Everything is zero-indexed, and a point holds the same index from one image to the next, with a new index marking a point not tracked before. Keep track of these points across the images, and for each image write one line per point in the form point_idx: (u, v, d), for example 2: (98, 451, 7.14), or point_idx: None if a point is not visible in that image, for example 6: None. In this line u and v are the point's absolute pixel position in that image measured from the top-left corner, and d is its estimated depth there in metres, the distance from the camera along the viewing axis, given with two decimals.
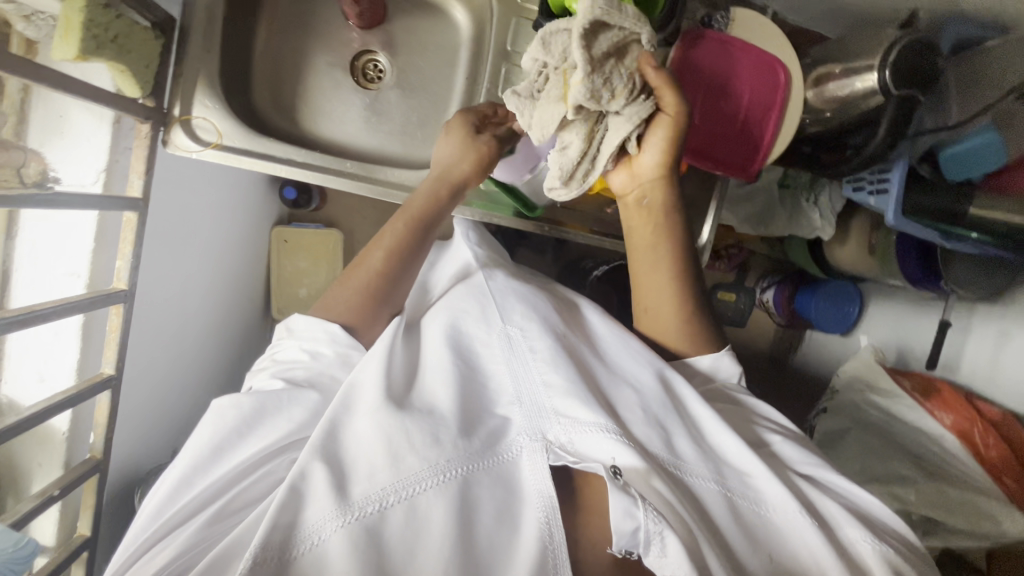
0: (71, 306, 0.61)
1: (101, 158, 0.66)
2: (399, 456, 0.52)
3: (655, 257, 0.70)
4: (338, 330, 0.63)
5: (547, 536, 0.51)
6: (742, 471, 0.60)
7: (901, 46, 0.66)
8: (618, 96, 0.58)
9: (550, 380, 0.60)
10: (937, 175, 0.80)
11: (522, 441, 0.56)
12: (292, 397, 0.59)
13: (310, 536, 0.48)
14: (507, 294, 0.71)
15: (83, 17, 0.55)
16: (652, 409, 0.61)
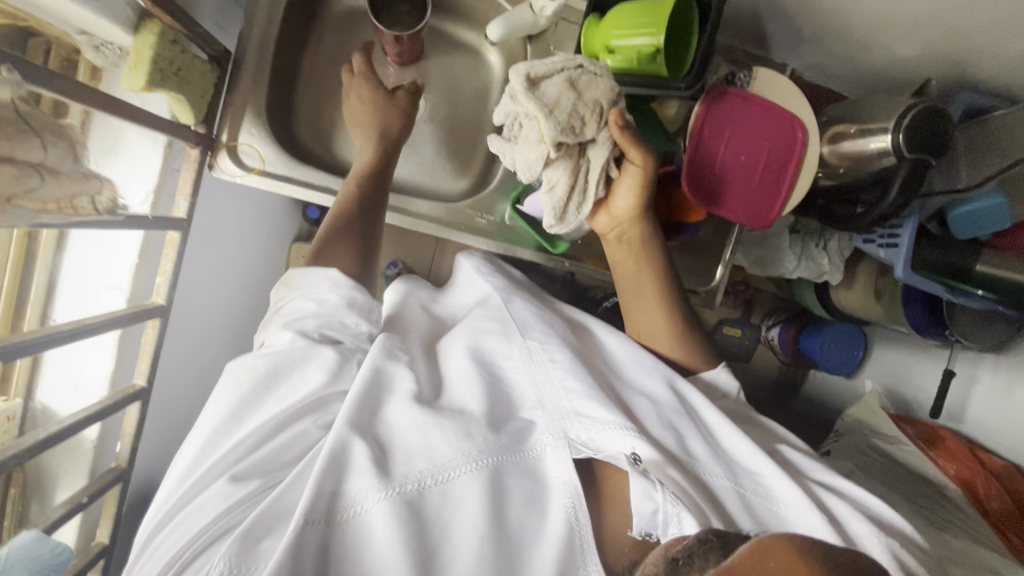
0: (116, 320, 0.64)
1: (150, 179, 0.70)
2: (433, 443, 0.55)
3: (642, 284, 0.71)
4: (337, 274, 0.63)
5: (574, 518, 0.53)
6: (755, 472, 0.62)
7: (914, 112, 0.69)
8: (589, 122, 0.63)
9: (570, 385, 0.63)
10: (944, 233, 0.85)
11: (545, 438, 0.59)
12: (305, 352, 0.58)
13: (354, 505, 0.50)
14: (526, 315, 0.72)
15: (152, 52, 0.60)
16: (665, 414, 0.64)
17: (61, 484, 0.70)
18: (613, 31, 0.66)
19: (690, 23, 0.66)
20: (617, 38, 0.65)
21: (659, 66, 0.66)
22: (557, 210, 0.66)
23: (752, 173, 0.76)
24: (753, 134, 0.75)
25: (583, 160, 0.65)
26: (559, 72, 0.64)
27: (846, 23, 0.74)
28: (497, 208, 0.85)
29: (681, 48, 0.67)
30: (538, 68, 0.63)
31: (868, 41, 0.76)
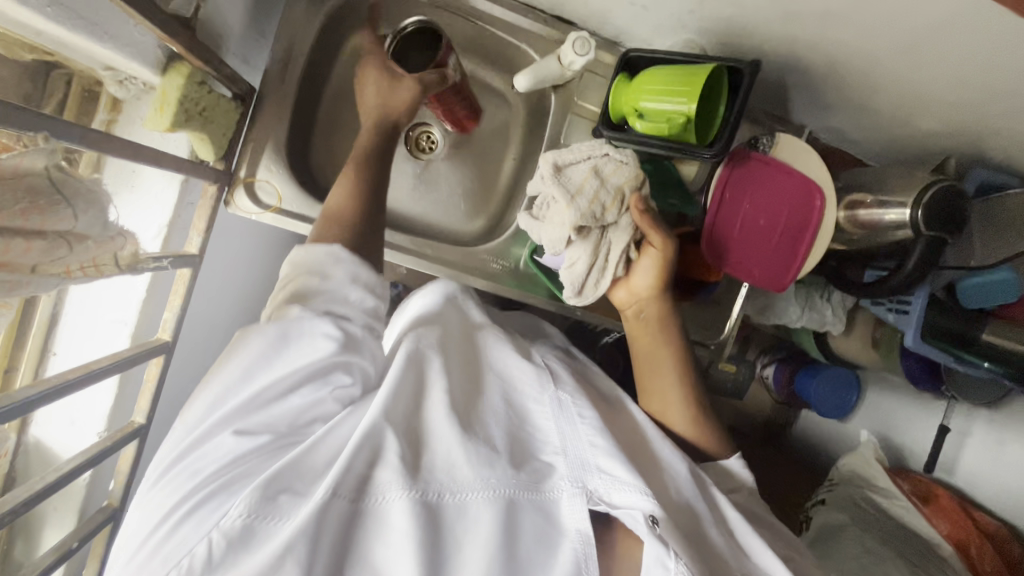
0: (124, 361, 0.61)
1: (164, 214, 0.68)
2: (459, 463, 0.55)
3: (658, 360, 0.69)
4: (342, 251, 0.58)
5: (582, 562, 0.54)
6: (758, 558, 0.61)
7: (934, 191, 0.70)
8: (611, 208, 0.65)
9: (595, 441, 0.60)
10: (953, 301, 0.87)
11: (563, 483, 0.58)
12: (312, 326, 0.53)
13: (376, 494, 0.52)
14: (557, 368, 0.69)
15: (179, 94, 0.59)
16: (684, 495, 0.61)
17: (50, 524, 0.68)
18: (644, 93, 0.66)
19: (720, 95, 0.66)
20: (649, 101, 0.66)
21: (687, 134, 0.66)
22: (575, 286, 0.68)
23: (771, 238, 0.76)
24: (772, 200, 0.75)
25: (606, 241, 0.67)
26: (587, 159, 0.66)
27: (871, 99, 0.75)
28: (513, 252, 0.84)
29: (710, 118, 0.67)
30: (565, 156, 0.66)
31: (890, 116, 0.77)
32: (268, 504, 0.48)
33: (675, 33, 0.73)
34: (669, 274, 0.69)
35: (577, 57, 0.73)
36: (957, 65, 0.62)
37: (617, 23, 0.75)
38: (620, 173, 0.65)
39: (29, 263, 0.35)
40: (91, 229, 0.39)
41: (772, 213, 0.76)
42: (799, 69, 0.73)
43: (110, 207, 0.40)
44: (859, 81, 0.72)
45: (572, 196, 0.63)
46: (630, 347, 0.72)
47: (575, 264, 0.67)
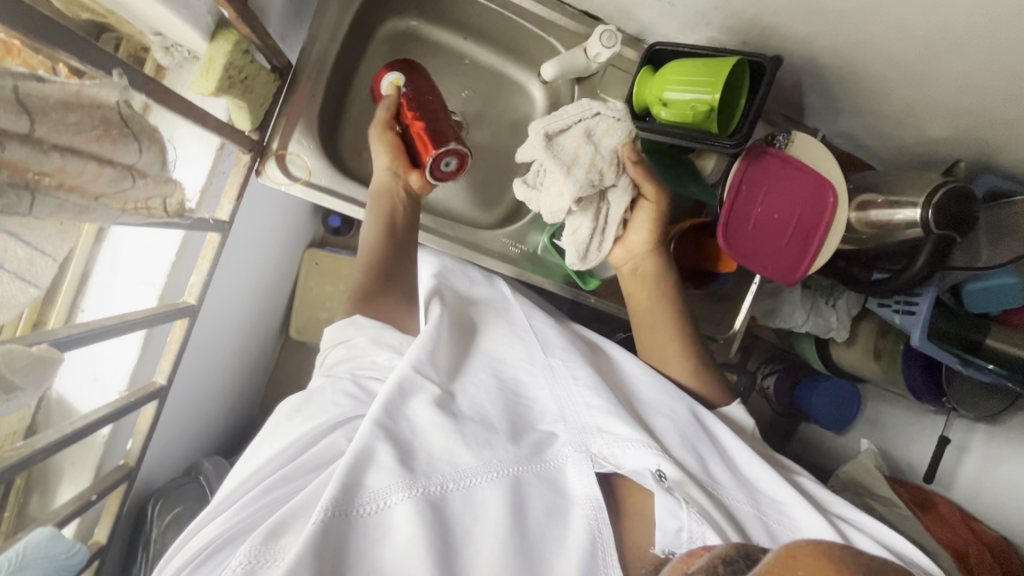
0: (151, 318, 0.62)
1: (200, 178, 0.70)
2: (456, 448, 0.53)
3: (660, 319, 0.73)
4: (361, 318, 0.65)
5: (596, 529, 0.53)
6: (775, 498, 0.61)
7: (944, 190, 0.72)
8: (608, 172, 0.67)
9: (592, 401, 0.61)
10: (958, 304, 0.90)
11: (566, 451, 0.58)
12: (334, 387, 0.59)
13: (374, 500, 0.48)
14: (546, 328, 0.70)
15: (225, 61, 0.61)
16: (687, 435, 0.63)
17: (65, 480, 0.70)
18: (668, 85, 0.69)
19: (742, 88, 0.69)
20: (673, 92, 0.68)
21: (709, 124, 0.68)
22: (579, 253, 0.72)
23: (784, 232, 0.78)
24: (787, 194, 0.77)
25: (604, 204, 0.71)
26: (578, 121, 0.69)
27: (885, 104, 0.77)
28: (530, 237, 0.86)
29: (732, 111, 0.70)
30: (554, 124, 0.69)
31: (902, 121, 0.80)
32: (281, 533, 0.46)
33: (698, 30, 0.76)
34: (661, 224, 0.73)
35: (604, 49, 0.76)
36: (970, 70, 0.65)
37: (642, 19, 0.77)
38: (615, 134, 0.68)
39: (96, 192, 0.36)
40: (150, 168, 0.40)
41: (787, 207, 0.77)
42: (817, 71, 0.76)
43: (167, 151, 0.42)
44: (874, 85, 0.74)
45: (568, 167, 0.66)
46: (629, 305, 0.76)
47: (575, 233, 0.71)
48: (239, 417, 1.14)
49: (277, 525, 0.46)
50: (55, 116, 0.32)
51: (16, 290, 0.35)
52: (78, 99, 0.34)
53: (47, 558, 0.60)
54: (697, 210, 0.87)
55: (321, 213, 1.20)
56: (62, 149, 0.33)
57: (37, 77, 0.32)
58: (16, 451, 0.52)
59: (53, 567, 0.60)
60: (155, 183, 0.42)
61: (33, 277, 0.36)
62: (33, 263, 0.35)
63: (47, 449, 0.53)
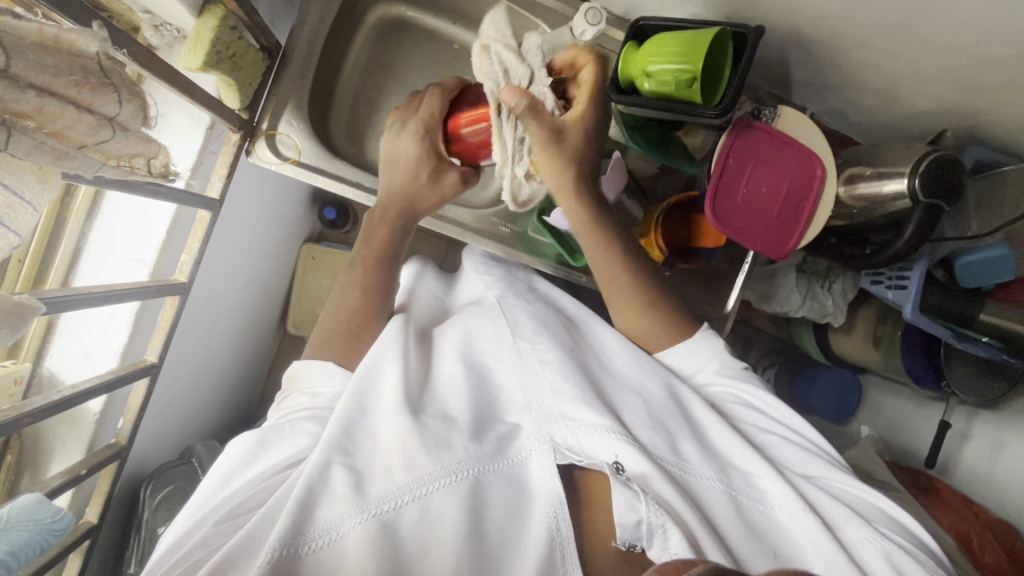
0: (142, 290, 0.62)
1: (190, 158, 0.71)
2: (412, 457, 0.55)
3: (619, 280, 0.72)
4: (332, 366, 0.66)
5: (554, 526, 0.54)
6: (747, 473, 0.62)
7: (930, 159, 0.72)
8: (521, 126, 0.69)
9: (558, 388, 0.64)
10: (949, 280, 0.88)
11: (530, 443, 0.60)
12: (295, 426, 0.60)
13: (326, 533, 0.51)
14: (517, 312, 0.74)
15: (212, 35, 0.63)
16: (657, 415, 0.64)
17: (57, 457, 0.70)
18: (652, 57, 0.69)
19: (725, 58, 0.69)
20: (655, 63, 0.69)
21: (694, 94, 0.69)
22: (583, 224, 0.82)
23: (771, 207, 0.78)
24: (774, 167, 0.77)
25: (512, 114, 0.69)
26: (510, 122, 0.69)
27: (871, 75, 0.78)
28: (521, 218, 0.87)
29: (716, 82, 0.71)
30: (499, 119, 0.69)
31: (890, 92, 0.80)
32: (226, 572, 0.48)
33: (682, 6, 0.76)
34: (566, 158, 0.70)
35: (589, 27, 0.77)
36: (949, 35, 0.66)
37: None
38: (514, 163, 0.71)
39: (77, 140, 0.38)
40: (131, 121, 0.42)
41: (775, 180, 0.78)
42: (801, 42, 0.76)
43: (147, 107, 0.44)
44: (858, 57, 0.75)
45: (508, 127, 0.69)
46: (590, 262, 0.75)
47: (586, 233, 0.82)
48: (235, 411, 1.13)
49: (224, 560, 0.48)
50: (32, 56, 0.34)
51: None
52: (58, 44, 0.36)
53: (31, 522, 0.57)
54: (686, 188, 0.87)
55: (317, 206, 1.20)
56: (39, 90, 0.34)
57: (17, 19, 0.34)
58: (3, 413, 0.52)
59: (39, 531, 0.58)
60: (137, 136, 0.44)
61: (12, 223, 0.36)
62: (13, 209, 0.35)
63: (35, 413, 0.54)
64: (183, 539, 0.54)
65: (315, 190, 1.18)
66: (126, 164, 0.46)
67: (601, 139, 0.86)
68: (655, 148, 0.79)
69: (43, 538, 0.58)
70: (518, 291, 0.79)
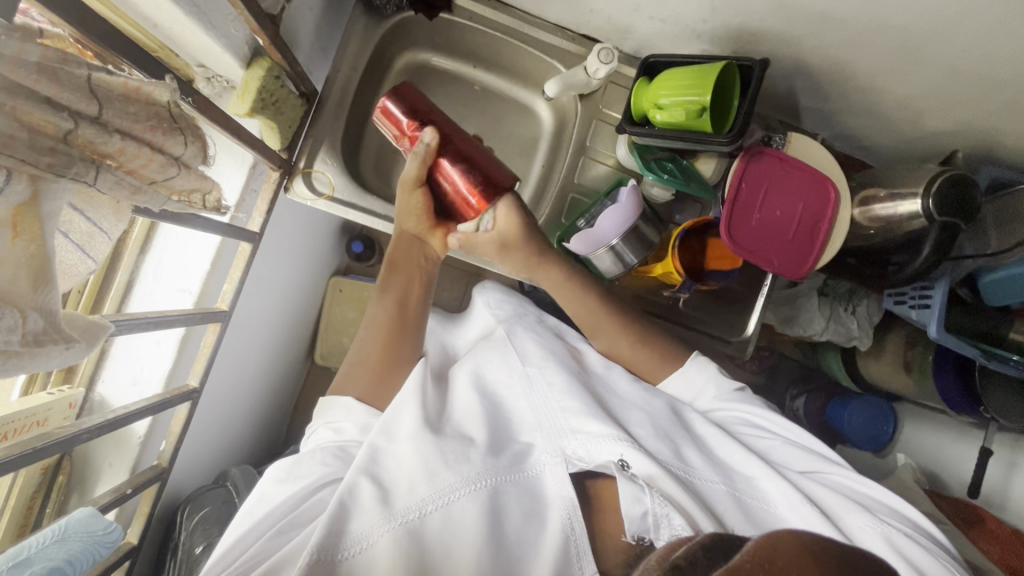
0: (188, 317, 0.67)
1: (233, 194, 0.76)
2: (433, 471, 0.57)
3: (601, 311, 0.77)
4: (351, 401, 0.67)
5: (569, 526, 0.55)
6: (748, 475, 0.62)
7: (940, 180, 0.74)
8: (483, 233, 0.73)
9: (566, 405, 0.65)
10: (976, 298, 0.88)
11: (543, 458, 0.61)
12: (316, 455, 0.62)
13: (358, 543, 0.53)
14: (526, 343, 0.76)
15: (258, 85, 0.69)
16: (661, 425, 0.65)
17: (101, 478, 0.73)
18: (662, 91, 0.73)
19: (733, 89, 0.73)
20: (666, 96, 0.73)
21: (704, 124, 0.73)
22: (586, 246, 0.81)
23: (787, 230, 0.80)
24: (788, 191, 0.80)
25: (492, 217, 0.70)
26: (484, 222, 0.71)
27: (879, 100, 0.80)
28: None
29: (725, 112, 0.74)
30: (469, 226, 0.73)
31: (898, 116, 0.82)
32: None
33: (691, 43, 0.81)
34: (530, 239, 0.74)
35: (602, 65, 0.81)
36: (950, 58, 0.68)
37: (637, 35, 0.84)
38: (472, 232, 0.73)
39: (148, 176, 0.43)
40: (193, 160, 0.47)
41: (790, 203, 0.80)
42: (806, 73, 0.80)
43: (206, 148, 0.49)
44: (861, 84, 0.78)
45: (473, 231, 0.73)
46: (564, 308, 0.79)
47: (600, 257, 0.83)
48: (266, 440, 1.16)
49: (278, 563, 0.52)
50: (118, 105, 0.39)
51: (76, 260, 0.41)
52: (138, 94, 0.41)
53: (86, 535, 0.60)
54: (701, 214, 0.90)
55: (345, 240, 1.25)
56: (122, 134, 0.39)
57: (108, 73, 0.40)
58: (63, 430, 0.57)
59: (92, 544, 0.61)
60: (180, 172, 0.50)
61: (91, 251, 0.42)
62: (92, 238, 0.42)
63: (91, 429, 0.59)
64: (237, 547, 0.56)
65: (344, 226, 1.24)
66: (186, 199, 0.51)
67: (617, 169, 0.90)
68: (670, 175, 0.81)
69: (95, 550, 0.61)
70: (527, 323, 0.81)
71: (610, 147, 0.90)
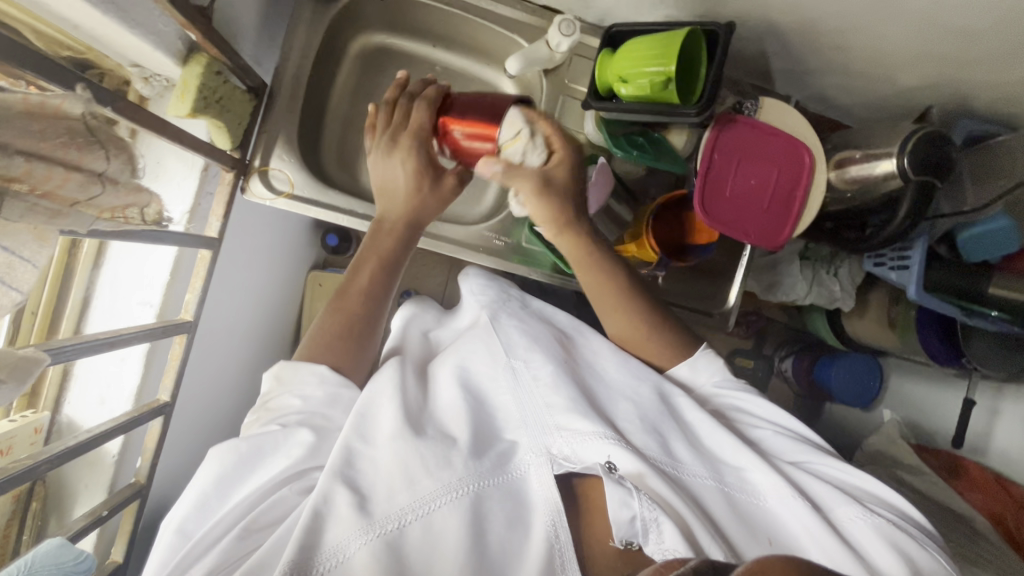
0: (149, 331, 0.65)
1: (187, 200, 0.73)
2: (413, 477, 0.57)
3: (613, 288, 0.73)
4: (326, 370, 0.64)
5: (554, 535, 0.55)
6: (739, 467, 0.61)
7: (917, 137, 0.72)
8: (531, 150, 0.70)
9: (551, 401, 0.64)
10: (955, 256, 0.86)
11: (527, 458, 0.61)
12: (288, 437, 0.60)
13: (334, 556, 0.52)
14: (509, 331, 0.71)
15: (198, 82, 0.65)
16: (649, 417, 0.64)
17: (79, 500, 0.72)
18: (626, 63, 0.70)
19: (700, 56, 0.70)
20: (629, 69, 0.70)
21: (671, 95, 0.70)
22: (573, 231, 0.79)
23: (762, 199, 0.78)
24: (761, 159, 0.78)
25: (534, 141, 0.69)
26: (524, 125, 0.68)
27: (850, 59, 0.78)
28: (515, 230, 0.88)
29: (693, 81, 0.71)
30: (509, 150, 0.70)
31: (870, 74, 0.80)
32: None
33: (654, 8, 0.78)
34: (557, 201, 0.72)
35: (564, 38, 0.78)
36: (920, 13, 0.66)
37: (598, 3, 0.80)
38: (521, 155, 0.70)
39: (68, 197, 0.40)
40: (119, 175, 0.44)
41: (765, 170, 0.78)
42: (774, 33, 0.77)
43: (133, 159, 0.46)
44: (830, 43, 0.75)
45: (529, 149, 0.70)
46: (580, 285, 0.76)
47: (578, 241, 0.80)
48: None
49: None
50: (18, 124, 0.37)
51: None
52: (43, 110, 0.38)
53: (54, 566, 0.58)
54: (676, 186, 0.87)
55: (320, 234, 1.22)
56: (27, 155, 0.37)
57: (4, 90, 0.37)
58: (19, 462, 0.54)
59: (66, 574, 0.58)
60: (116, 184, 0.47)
61: (11, 282, 0.38)
62: (11, 267, 0.38)
63: (52, 460, 0.56)
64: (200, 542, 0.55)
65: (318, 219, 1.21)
66: (120, 215, 0.48)
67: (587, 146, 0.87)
68: (640, 150, 0.78)
69: None
70: (511, 309, 0.75)
71: (578, 124, 0.87)
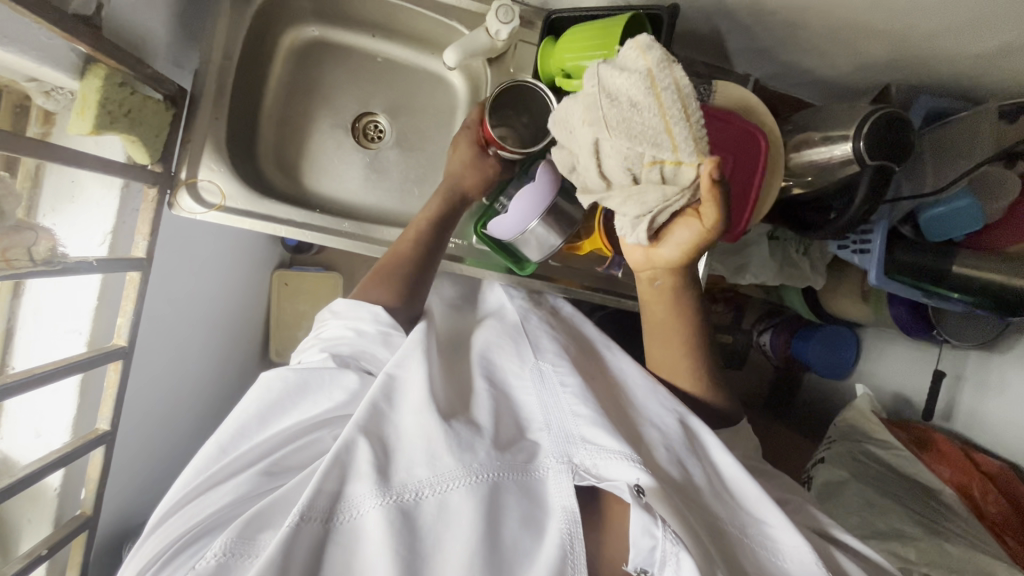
0: (78, 363, 0.63)
1: (107, 222, 0.69)
2: (435, 454, 0.55)
3: (667, 322, 0.68)
4: (379, 311, 0.67)
5: (568, 543, 0.52)
6: (762, 521, 0.59)
7: (874, 119, 0.69)
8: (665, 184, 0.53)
9: (578, 410, 0.61)
10: (917, 236, 0.83)
11: (548, 462, 0.58)
12: (333, 379, 0.62)
13: (351, 508, 0.52)
14: (541, 334, 0.72)
15: (99, 96, 0.61)
16: (675, 446, 0.61)
17: (25, 535, 0.70)
18: (567, 55, 0.67)
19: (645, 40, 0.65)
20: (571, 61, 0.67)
21: None
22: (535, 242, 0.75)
23: None
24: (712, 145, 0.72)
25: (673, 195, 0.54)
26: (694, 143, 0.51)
27: (807, 36, 0.73)
28: (466, 231, 0.85)
29: None
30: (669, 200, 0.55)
31: (828, 49, 0.76)
32: (263, 525, 0.51)
33: None
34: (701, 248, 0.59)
35: (502, 26, 0.73)
36: None
37: None
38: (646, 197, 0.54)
39: None
40: None
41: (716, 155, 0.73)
42: (723, 11, 0.73)
43: None
44: (783, 19, 0.71)
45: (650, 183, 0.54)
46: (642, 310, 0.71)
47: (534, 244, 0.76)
48: None
49: (257, 517, 0.51)
50: None
51: None
52: None
53: None
54: None
55: None
56: None
57: None
58: None
59: None
60: None
61: None
62: None
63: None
64: (224, 469, 0.57)
65: None
66: None
67: None
68: None
69: None
70: (541, 314, 0.77)
71: None
